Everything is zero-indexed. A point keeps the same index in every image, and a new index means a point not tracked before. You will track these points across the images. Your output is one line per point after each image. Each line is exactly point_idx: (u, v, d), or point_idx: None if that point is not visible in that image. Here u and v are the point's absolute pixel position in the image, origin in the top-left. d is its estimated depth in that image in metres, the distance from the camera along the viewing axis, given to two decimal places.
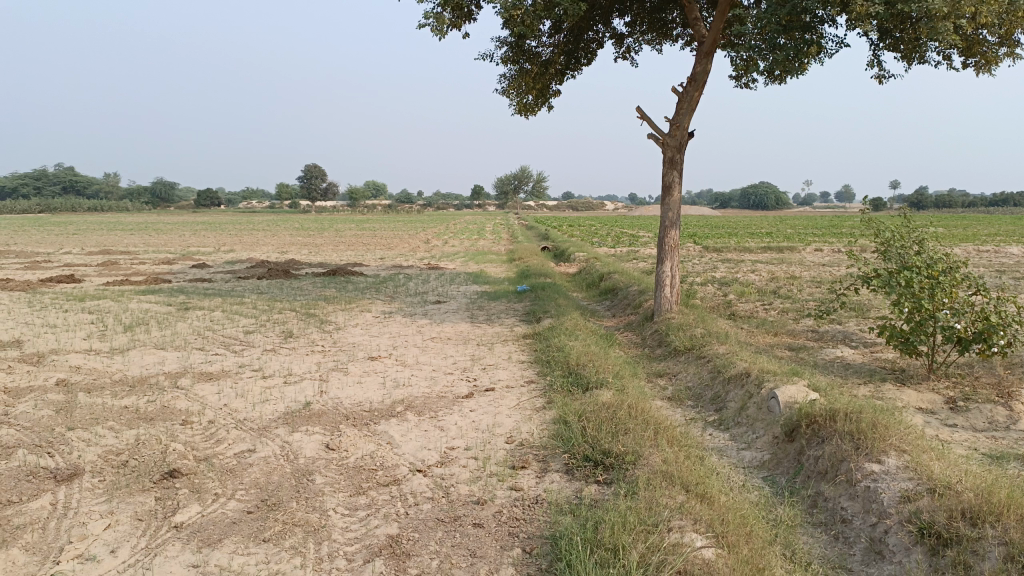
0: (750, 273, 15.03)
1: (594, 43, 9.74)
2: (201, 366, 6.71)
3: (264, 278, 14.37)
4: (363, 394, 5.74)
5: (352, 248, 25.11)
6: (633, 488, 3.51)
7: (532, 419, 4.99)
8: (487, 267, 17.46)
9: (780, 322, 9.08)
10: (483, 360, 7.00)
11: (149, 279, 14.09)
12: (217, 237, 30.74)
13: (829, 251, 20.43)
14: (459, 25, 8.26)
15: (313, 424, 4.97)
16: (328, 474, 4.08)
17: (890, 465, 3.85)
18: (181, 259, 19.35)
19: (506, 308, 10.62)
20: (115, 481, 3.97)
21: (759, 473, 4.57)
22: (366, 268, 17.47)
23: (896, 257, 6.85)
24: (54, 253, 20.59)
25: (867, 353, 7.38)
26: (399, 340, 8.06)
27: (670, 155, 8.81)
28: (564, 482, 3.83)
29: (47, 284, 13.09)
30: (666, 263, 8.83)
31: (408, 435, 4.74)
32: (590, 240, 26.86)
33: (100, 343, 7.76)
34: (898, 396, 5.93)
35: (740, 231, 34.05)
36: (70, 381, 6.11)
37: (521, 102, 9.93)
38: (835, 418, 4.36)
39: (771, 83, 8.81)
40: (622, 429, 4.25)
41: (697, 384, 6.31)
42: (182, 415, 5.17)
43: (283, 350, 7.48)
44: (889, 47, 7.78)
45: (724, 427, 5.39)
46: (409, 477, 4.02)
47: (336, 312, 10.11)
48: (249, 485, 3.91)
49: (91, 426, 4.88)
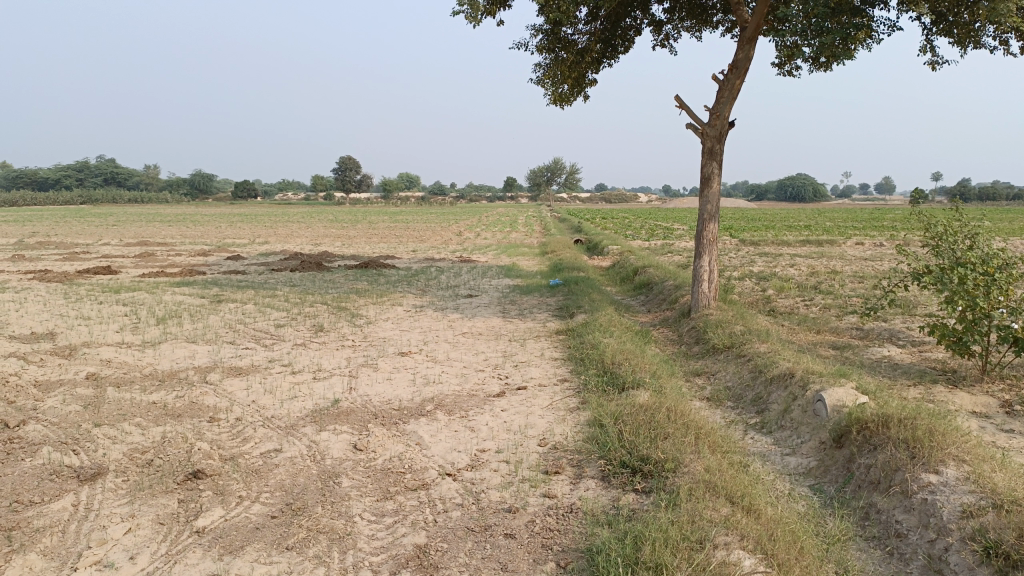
0: (789, 267, 14.65)
1: (632, 31, 9.49)
2: (231, 360, 6.65)
3: (297, 270, 14.36)
4: (393, 392, 5.61)
5: (385, 239, 25.10)
6: (674, 498, 3.32)
7: (565, 421, 4.81)
8: (519, 261, 17.24)
9: (822, 319, 8.78)
10: (515, 357, 6.83)
11: (183, 271, 14.13)
12: (252, 228, 30.99)
13: (872, 245, 19.85)
14: (494, 13, 8.08)
15: (341, 422, 4.84)
16: (355, 476, 3.95)
17: (949, 476, 3.60)
18: (215, 250, 19.44)
19: (539, 302, 10.43)
20: (139, 482, 3.88)
21: (805, 481, 4.35)
22: (398, 260, 17.46)
23: (949, 252, 6.52)
24: (92, 245, 20.79)
25: (916, 353, 7.07)
26: (430, 335, 7.93)
27: (709, 146, 8.54)
28: (600, 490, 3.65)
29: (84, 276, 13.20)
30: (704, 257, 8.58)
31: (438, 436, 4.59)
32: (624, 232, 26.62)
33: (132, 336, 7.74)
34: (950, 399, 5.65)
35: (779, 224, 33.48)
36: (100, 375, 6.08)
37: (556, 92, 9.73)
38: (889, 424, 4.12)
39: (815, 70, 8.51)
40: (661, 433, 4.05)
41: (737, 385, 6.08)
42: (209, 411, 5.08)
43: (313, 344, 7.39)
44: (942, 32, 7.45)
45: (767, 431, 5.16)
46: (437, 481, 3.87)
47: (368, 305, 10.01)
48: (274, 488, 3.79)
49: (117, 423, 4.81)
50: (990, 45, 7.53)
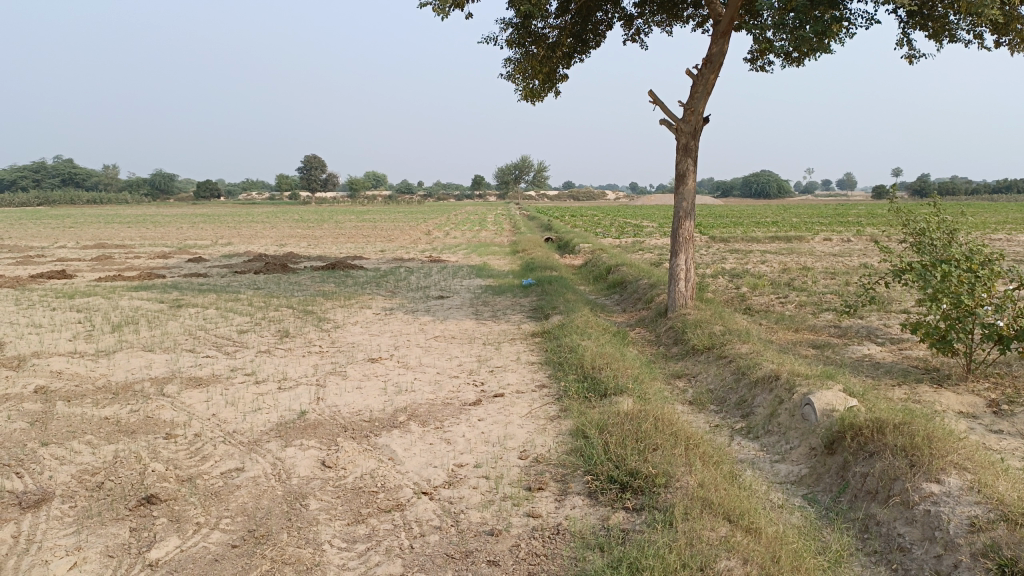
0: (761, 264, 14.57)
1: (603, 25, 9.30)
2: (190, 370, 6.30)
3: (261, 272, 13.94)
4: (363, 401, 5.33)
5: (352, 239, 24.66)
6: (668, 518, 3.12)
7: (546, 431, 4.58)
8: (489, 260, 16.97)
9: (799, 317, 8.65)
10: (491, 361, 6.58)
11: (143, 274, 13.62)
12: (215, 229, 30.41)
13: (839, 240, 19.97)
14: (463, 6, 7.80)
15: (308, 437, 4.56)
16: (324, 497, 3.68)
17: (952, 486, 3.43)
18: (178, 252, 18.90)
19: (512, 303, 10.18)
20: (88, 508, 3.56)
21: (798, 490, 4.16)
22: (365, 261, 17.13)
23: (930, 248, 6.38)
24: (47, 248, 20.11)
25: (896, 351, 6.95)
26: (400, 340, 7.63)
27: (684, 142, 8.36)
28: (588, 508, 3.43)
29: (37, 281, 12.66)
30: (681, 256, 8.40)
31: (412, 450, 4.32)
32: (592, 230, 26.54)
33: (85, 345, 7.34)
34: (936, 399, 5.50)
35: (746, 220, 33.70)
36: (49, 388, 5.70)
37: (527, 87, 9.50)
38: (885, 430, 3.95)
39: (789, 65, 8.39)
40: (649, 444, 3.83)
41: (719, 387, 5.89)
42: (166, 427, 4.76)
43: (278, 351, 7.07)
44: (918, 25, 7.36)
45: (753, 436, 4.97)
46: (413, 501, 3.61)
47: (335, 308, 9.68)
48: (235, 512, 3.50)
49: (67, 441, 4.47)
50: (966, 40, 7.48)
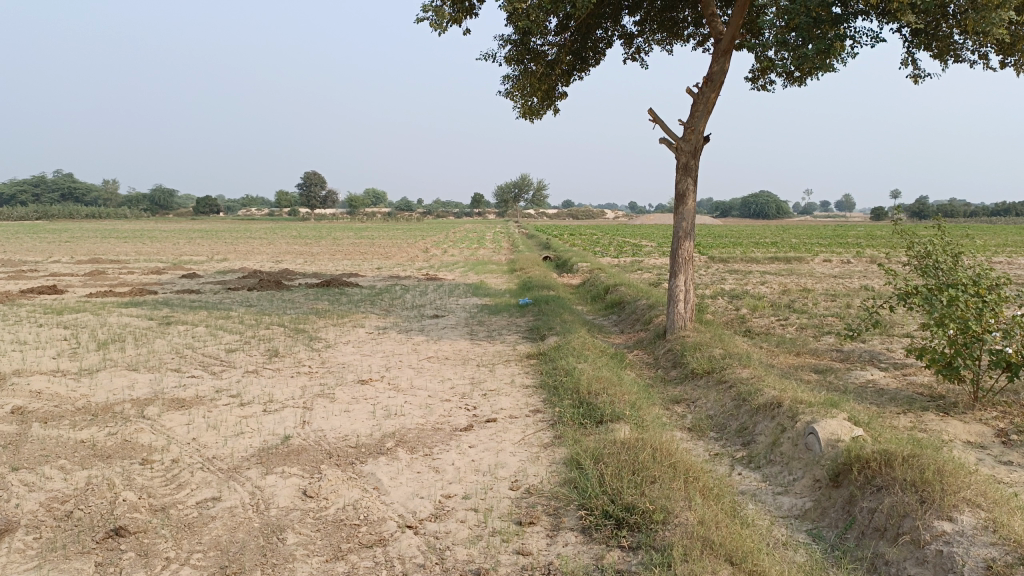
0: (760, 285, 14.41)
1: (602, 43, 9.20)
2: (174, 391, 6.10)
3: (255, 289, 13.75)
4: (350, 426, 5.14)
5: (350, 257, 24.46)
6: (666, 560, 2.93)
7: (539, 460, 4.39)
8: (487, 279, 16.78)
9: (801, 340, 8.47)
10: (484, 384, 6.39)
11: (134, 290, 13.40)
12: (211, 245, 30.26)
13: (839, 261, 19.85)
14: (460, 21, 7.68)
15: (291, 464, 4.37)
16: (302, 531, 3.48)
17: (965, 525, 3.25)
18: (172, 268, 18.72)
19: (508, 323, 10.00)
20: (52, 540, 3.36)
21: (802, 525, 3.97)
22: (361, 278, 16.95)
23: (935, 271, 6.20)
24: (42, 263, 19.96)
25: (900, 377, 6.77)
26: (392, 361, 7.44)
27: (684, 161, 8.22)
28: (581, 546, 3.24)
29: (27, 296, 12.46)
30: (680, 277, 8.23)
31: (398, 479, 4.13)
32: (591, 249, 26.42)
33: (69, 363, 7.15)
34: (943, 428, 5.31)
35: (746, 241, 33.64)
36: (27, 408, 5.51)
37: (525, 105, 9.38)
38: (893, 464, 3.76)
39: (790, 84, 8.28)
40: (646, 476, 3.64)
41: (719, 414, 5.70)
42: (143, 452, 4.56)
43: (266, 371, 6.88)
44: (922, 45, 7.25)
45: (754, 465, 4.78)
46: (397, 536, 3.42)
47: (327, 327, 9.49)
48: (207, 547, 3.30)
49: (38, 466, 4.28)
50: (970, 60, 7.38)
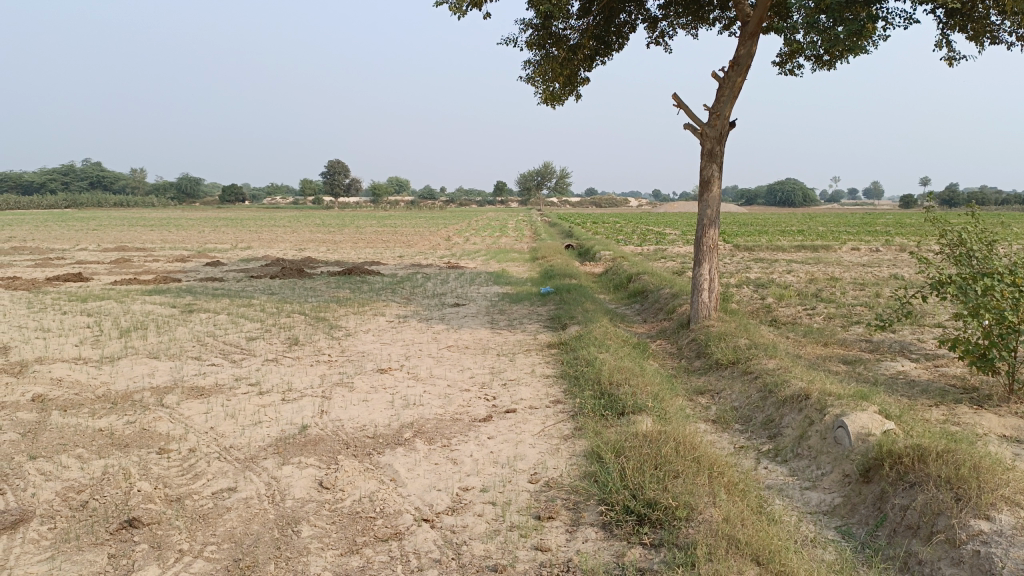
0: (786, 274, 14.18)
1: (626, 27, 9.03)
2: (193, 379, 6.08)
3: (277, 277, 13.78)
4: (368, 416, 5.08)
5: (372, 246, 24.46)
6: (690, 559, 2.83)
7: (559, 452, 4.30)
8: (508, 267, 16.73)
9: (829, 330, 8.28)
10: (504, 374, 6.30)
11: (157, 278, 13.48)
12: (235, 233, 30.44)
13: (867, 250, 19.50)
14: (480, 4, 7.55)
15: (307, 454, 4.31)
16: (317, 523, 3.43)
17: (1004, 525, 3.11)
18: (196, 256, 18.82)
19: (529, 312, 9.91)
20: (67, 531, 3.33)
21: (831, 521, 3.85)
22: (383, 266, 16.92)
23: (969, 260, 6.00)
24: (69, 251, 20.28)
25: (932, 368, 6.59)
26: (412, 349, 7.37)
27: (709, 147, 8.04)
28: (601, 542, 3.15)
29: (53, 284, 12.56)
30: (705, 265, 8.08)
31: (416, 470, 4.06)
32: (614, 237, 26.22)
33: (91, 351, 7.17)
34: (977, 421, 5.14)
35: (771, 229, 33.23)
36: (47, 396, 5.51)
37: (547, 91, 9.24)
38: (927, 459, 3.62)
39: (819, 68, 8.06)
40: (669, 471, 3.54)
41: (745, 406, 5.57)
42: (160, 441, 4.53)
43: (286, 359, 6.84)
44: (957, 26, 7.01)
45: (781, 459, 4.65)
46: (413, 529, 3.35)
47: (348, 315, 9.45)
48: (221, 539, 3.26)
49: (56, 455, 4.26)
50: (1006, 41, 7.13)
